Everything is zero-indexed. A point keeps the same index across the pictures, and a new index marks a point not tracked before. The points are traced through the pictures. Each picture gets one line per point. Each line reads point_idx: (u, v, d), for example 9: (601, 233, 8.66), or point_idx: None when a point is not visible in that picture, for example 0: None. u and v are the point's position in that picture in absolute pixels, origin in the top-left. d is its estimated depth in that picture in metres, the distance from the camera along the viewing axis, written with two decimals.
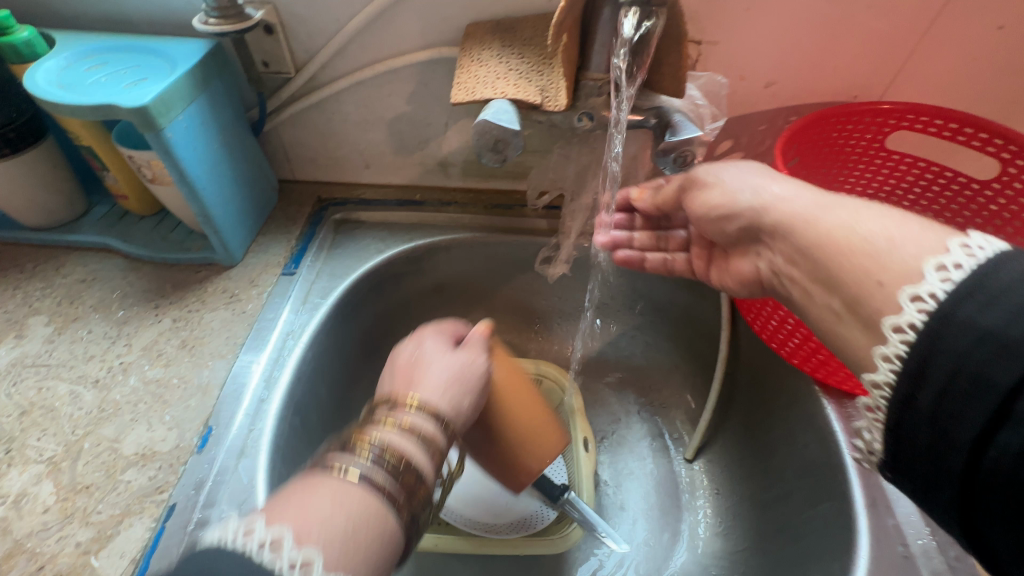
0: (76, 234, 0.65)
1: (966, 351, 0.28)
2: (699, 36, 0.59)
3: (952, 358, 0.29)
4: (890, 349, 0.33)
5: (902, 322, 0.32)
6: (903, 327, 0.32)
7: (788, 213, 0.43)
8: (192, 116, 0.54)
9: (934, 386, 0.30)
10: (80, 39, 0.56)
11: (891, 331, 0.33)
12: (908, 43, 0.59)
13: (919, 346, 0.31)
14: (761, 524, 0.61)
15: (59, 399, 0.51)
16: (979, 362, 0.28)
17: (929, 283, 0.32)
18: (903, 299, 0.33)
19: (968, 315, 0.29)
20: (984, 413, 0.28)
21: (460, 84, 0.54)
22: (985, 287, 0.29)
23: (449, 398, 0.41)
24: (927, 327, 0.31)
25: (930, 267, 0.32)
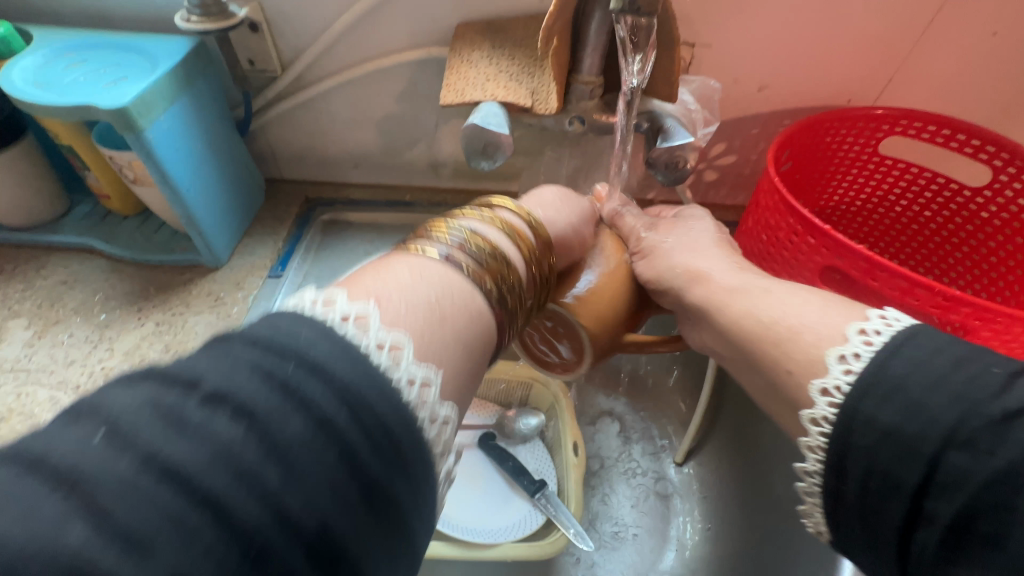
0: (57, 234, 0.64)
1: (875, 449, 0.28)
2: (692, 38, 0.58)
3: (863, 455, 0.29)
4: (817, 410, 0.31)
5: (818, 415, 0.31)
6: (830, 392, 0.31)
7: (708, 312, 0.40)
8: (175, 116, 0.53)
9: (854, 478, 0.29)
10: (58, 36, 0.54)
11: (820, 397, 0.31)
12: (901, 49, 0.58)
13: (834, 441, 0.30)
14: (749, 529, 0.61)
15: (39, 406, 0.50)
16: (887, 461, 0.28)
17: (853, 343, 0.31)
18: (830, 360, 0.32)
19: (872, 413, 0.29)
20: (901, 511, 0.28)
21: (449, 85, 0.53)
22: (882, 379, 0.29)
23: (556, 220, 0.42)
24: (840, 419, 0.30)
25: (834, 357, 0.31)
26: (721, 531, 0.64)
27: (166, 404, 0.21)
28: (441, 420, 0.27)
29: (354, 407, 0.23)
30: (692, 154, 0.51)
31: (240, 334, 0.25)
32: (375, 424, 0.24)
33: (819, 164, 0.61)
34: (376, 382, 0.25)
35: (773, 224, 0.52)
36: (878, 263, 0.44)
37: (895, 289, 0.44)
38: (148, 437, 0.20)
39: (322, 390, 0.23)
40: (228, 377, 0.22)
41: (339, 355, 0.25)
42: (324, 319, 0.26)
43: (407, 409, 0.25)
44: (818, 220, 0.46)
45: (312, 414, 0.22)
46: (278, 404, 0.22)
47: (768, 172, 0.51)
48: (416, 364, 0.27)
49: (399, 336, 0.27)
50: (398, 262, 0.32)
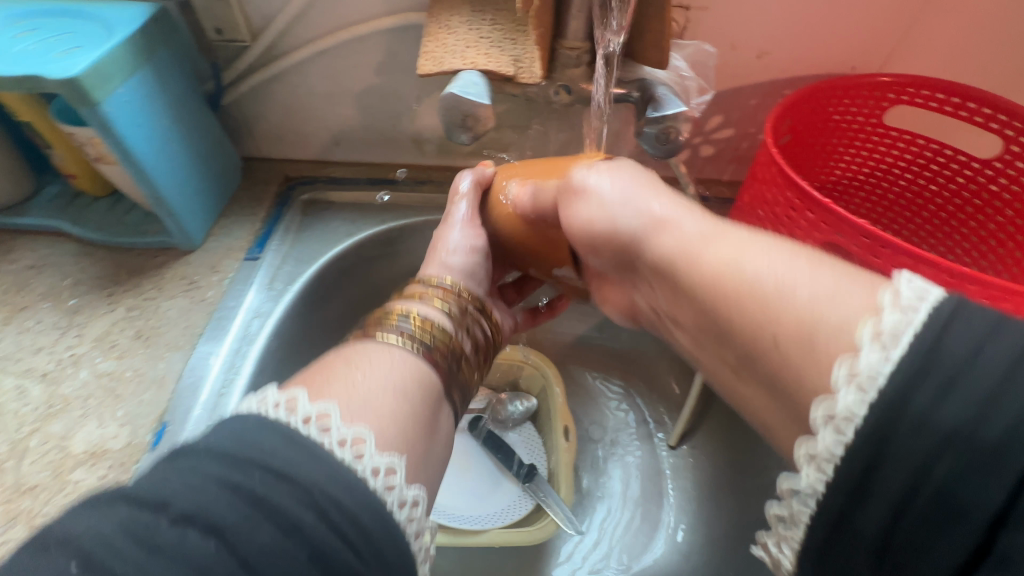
0: (23, 217, 0.61)
1: (946, 475, 0.22)
2: (687, 1, 0.55)
3: (906, 471, 0.22)
4: (820, 445, 0.26)
5: (836, 409, 0.25)
6: (834, 413, 0.25)
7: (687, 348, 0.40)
8: (134, 89, 0.50)
9: (884, 501, 0.23)
10: (7, 3, 0.50)
11: (823, 421, 0.26)
12: (910, 11, 0.55)
13: (862, 441, 0.23)
14: (741, 512, 0.60)
15: (5, 395, 0.49)
16: (939, 507, 0.22)
17: (865, 356, 0.25)
18: (838, 378, 0.26)
19: (923, 412, 0.22)
20: (960, 544, 0.22)
21: (426, 53, 0.50)
22: (931, 369, 0.23)
23: (463, 266, 0.47)
24: (871, 420, 0.23)
25: (866, 335, 0.26)
26: (712, 515, 0.63)
27: (139, 530, 0.22)
28: (408, 503, 0.29)
29: (323, 510, 0.25)
30: (684, 125, 0.48)
31: (202, 448, 0.26)
32: (341, 519, 0.25)
33: (819, 137, 0.58)
34: (342, 482, 0.26)
35: (770, 200, 0.49)
36: (880, 239, 0.41)
37: (898, 266, 0.41)
38: (123, 567, 0.20)
39: (283, 490, 0.24)
40: (196, 497, 0.23)
41: (304, 462, 0.26)
42: (288, 425, 0.28)
43: (374, 500, 0.27)
44: (817, 194, 0.43)
45: (282, 523, 0.23)
46: (244, 515, 0.23)
47: (766, 143, 0.48)
48: (346, 426, 0.29)
49: (360, 431, 0.29)
50: (354, 355, 0.35)
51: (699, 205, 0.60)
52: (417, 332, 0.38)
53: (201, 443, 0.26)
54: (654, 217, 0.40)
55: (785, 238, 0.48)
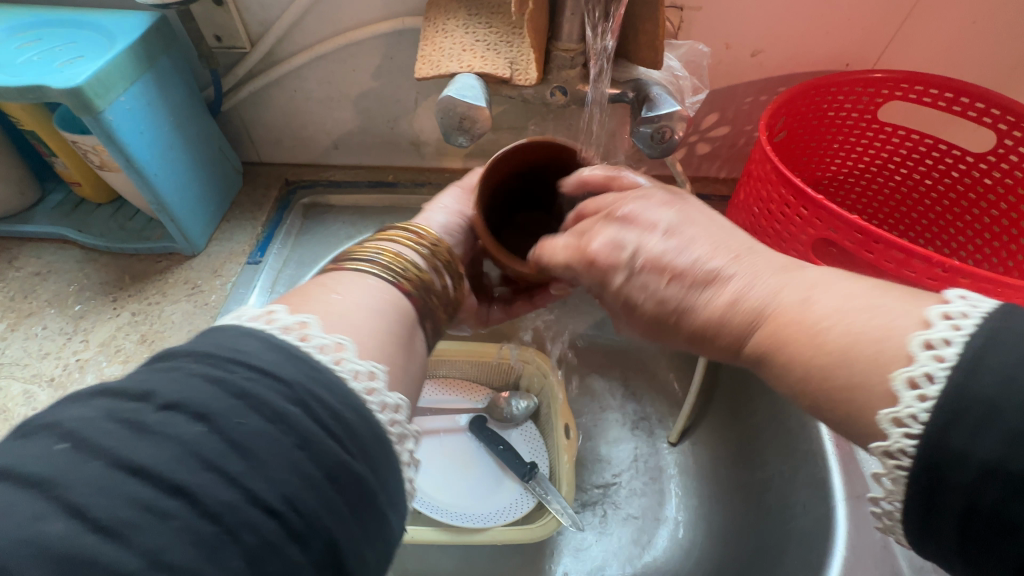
0: (28, 224, 0.62)
1: (988, 448, 0.21)
2: (680, 1, 0.55)
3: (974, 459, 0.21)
4: (890, 442, 0.24)
5: (914, 376, 0.24)
6: (918, 384, 0.23)
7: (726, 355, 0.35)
8: (136, 97, 0.51)
9: (951, 514, 0.23)
10: (11, 15, 0.51)
11: (891, 426, 0.24)
12: (902, 7, 0.55)
13: (929, 442, 0.23)
14: (741, 508, 0.61)
15: (13, 400, 0.49)
16: (1002, 494, 0.21)
17: (939, 329, 0.24)
18: (912, 348, 0.24)
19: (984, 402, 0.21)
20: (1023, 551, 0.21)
21: (423, 57, 0.51)
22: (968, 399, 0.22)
23: (446, 223, 0.46)
24: (937, 421, 0.22)
25: (935, 317, 0.25)
26: (713, 510, 0.64)
27: (130, 419, 0.21)
28: (390, 406, 0.28)
29: (306, 402, 0.24)
30: (680, 125, 0.48)
31: (183, 351, 0.25)
32: (327, 415, 0.24)
33: (812, 133, 0.58)
34: (321, 380, 0.25)
35: (764, 197, 0.49)
36: (873, 235, 0.41)
37: (891, 260, 0.42)
38: (114, 444, 0.21)
39: (267, 385, 0.24)
40: (182, 389, 0.23)
41: (281, 360, 0.25)
42: (268, 331, 0.27)
43: (355, 398, 0.26)
44: (811, 191, 0.44)
45: (265, 412, 0.23)
46: (229, 406, 0.22)
47: (760, 141, 0.49)
48: (326, 335, 0.28)
49: (373, 366, 0.28)
50: (335, 278, 0.35)
51: None
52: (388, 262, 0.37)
53: (186, 345, 0.25)
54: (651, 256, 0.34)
55: (780, 235, 0.49)
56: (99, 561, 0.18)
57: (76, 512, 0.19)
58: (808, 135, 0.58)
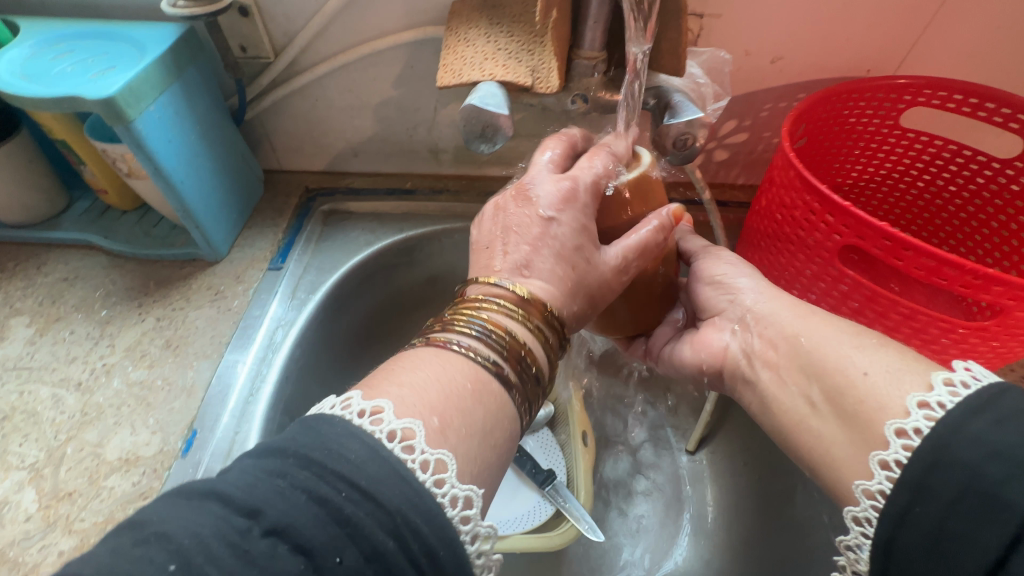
0: (56, 231, 0.63)
1: (981, 465, 0.27)
2: (700, 9, 0.55)
3: (964, 470, 0.27)
4: (875, 482, 0.32)
5: (908, 427, 0.31)
6: (907, 434, 0.31)
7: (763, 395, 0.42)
8: (165, 106, 0.52)
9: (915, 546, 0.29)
10: (44, 27, 0.53)
11: (880, 467, 0.32)
12: (925, 13, 0.55)
13: (904, 480, 0.30)
14: (763, 519, 0.59)
15: (41, 404, 0.50)
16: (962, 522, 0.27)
17: (914, 418, 0.31)
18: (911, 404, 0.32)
19: (979, 431, 0.28)
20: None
21: (445, 66, 0.51)
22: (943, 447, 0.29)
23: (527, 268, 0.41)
24: (912, 463, 0.30)
25: (915, 403, 0.31)
26: (733, 521, 0.63)
27: (239, 543, 0.23)
28: (460, 501, 0.28)
29: (402, 536, 0.26)
30: (701, 132, 0.48)
31: (292, 452, 0.27)
32: (418, 548, 0.26)
33: (832, 139, 0.58)
34: (419, 508, 0.27)
35: (787, 204, 0.49)
36: (902, 241, 0.41)
37: (919, 268, 0.41)
38: (221, 573, 0.22)
39: (354, 502, 0.26)
40: (287, 510, 0.25)
41: (369, 464, 0.27)
42: (371, 435, 0.28)
43: (449, 529, 0.27)
44: (836, 197, 0.43)
45: (365, 547, 0.25)
46: (331, 536, 0.24)
47: (783, 148, 0.48)
48: (395, 420, 0.29)
49: (442, 454, 0.29)
50: (423, 360, 0.34)
51: (714, 209, 0.61)
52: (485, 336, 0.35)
53: (284, 443, 0.28)
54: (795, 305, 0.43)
55: (803, 242, 0.48)
56: None
57: None
58: (828, 141, 0.58)
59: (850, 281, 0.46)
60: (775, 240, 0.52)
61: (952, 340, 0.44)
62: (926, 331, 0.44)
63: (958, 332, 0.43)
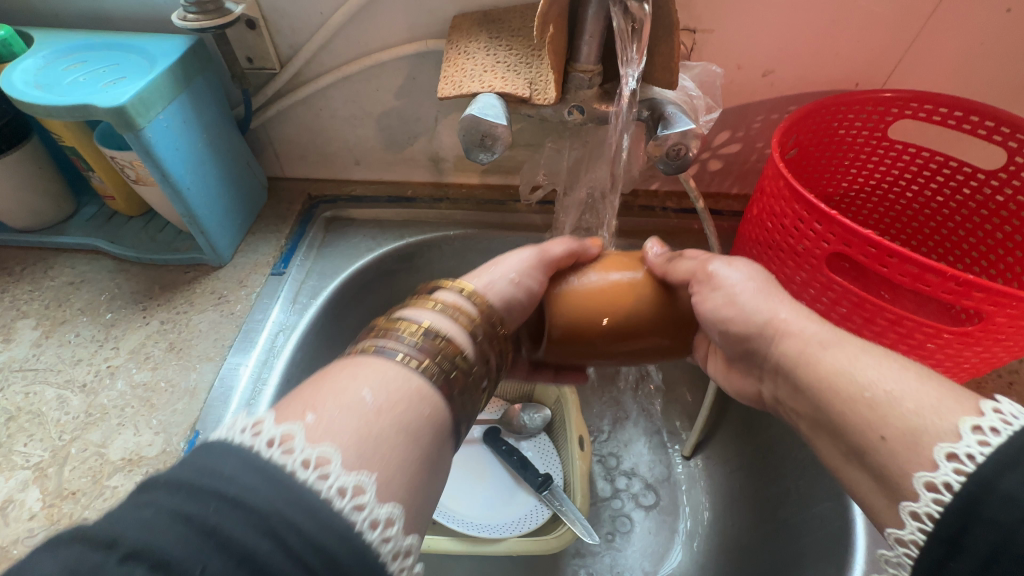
0: (63, 236, 0.64)
1: (1017, 531, 0.25)
2: (693, 25, 0.57)
3: (997, 532, 0.26)
4: (905, 533, 0.31)
5: (937, 481, 0.29)
6: (937, 488, 0.29)
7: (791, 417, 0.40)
8: (173, 115, 0.53)
9: None
10: (58, 39, 0.54)
11: (909, 518, 0.30)
12: (910, 29, 0.56)
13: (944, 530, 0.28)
14: (757, 523, 0.60)
15: (46, 404, 0.51)
16: None
17: (943, 471, 0.29)
18: (938, 457, 0.29)
19: (1011, 489, 0.26)
20: None
21: (446, 78, 0.53)
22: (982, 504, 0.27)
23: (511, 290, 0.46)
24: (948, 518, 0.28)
25: (966, 427, 0.29)
26: (728, 525, 0.63)
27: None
28: (381, 523, 0.26)
29: (276, 534, 0.23)
30: (694, 142, 0.49)
31: (161, 480, 0.24)
32: (300, 545, 0.23)
33: (821, 150, 0.60)
34: (301, 507, 0.24)
35: (778, 213, 0.51)
36: (887, 249, 0.42)
37: (904, 274, 0.42)
38: None
39: (253, 529, 0.22)
40: (143, 532, 0.21)
41: (259, 483, 0.25)
42: (280, 467, 0.26)
43: (338, 523, 0.25)
44: (823, 206, 0.45)
45: (232, 553, 0.22)
46: (195, 547, 0.21)
47: (773, 158, 0.50)
48: (309, 446, 0.27)
49: (361, 478, 0.27)
50: (352, 365, 0.33)
51: (708, 217, 0.62)
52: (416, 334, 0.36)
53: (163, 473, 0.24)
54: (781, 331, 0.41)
55: (793, 249, 0.50)
56: None
57: None
58: (817, 152, 0.60)
59: (838, 288, 0.47)
60: (767, 248, 0.53)
61: (937, 345, 0.45)
62: (912, 336, 0.46)
63: (944, 338, 0.44)
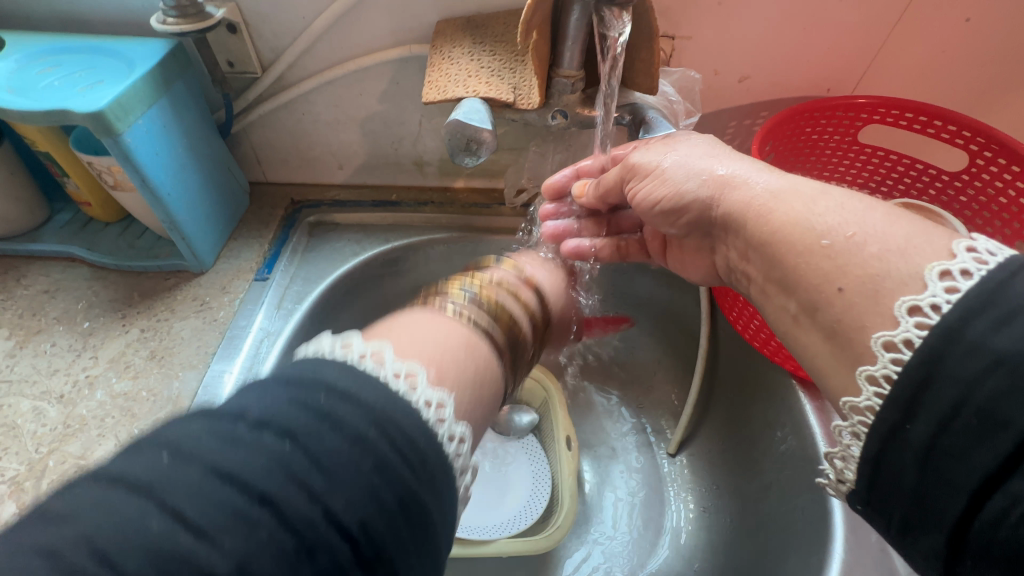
0: (36, 243, 0.63)
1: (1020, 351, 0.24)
2: (672, 31, 0.59)
3: (959, 385, 0.26)
4: (878, 369, 0.30)
5: (897, 339, 0.29)
6: (924, 310, 0.28)
7: (744, 200, 0.40)
8: (153, 119, 0.52)
9: (909, 450, 0.28)
10: (33, 41, 0.53)
11: (907, 314, 0.29)
12: (877, 39, 0.59)
13: (915, 371, 0.27)
14: (742, 519, 0.61)
15: (22, 416, 0.50)
16: (990, 396, 0.25)
17: (961, 259, 0.29)
18: (929, 276, 0.29)
19: (979, 338, 0.25)
20: (992, 456, 0.25)
21: (431, 83, 0.53)
22: (994, 302, 0.26)
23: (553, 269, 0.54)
24: (931, 340, 0.27)
25: (960, 249, 0.29)
26: (713, 520, 0.64)
27: (244, 512, 0.22)
28: (457, 437, 0.30)
29: (383, 427, 0.26)
30: None
31: (261, 381, 0.28)
32: (404, 446, 0.26)
33: (796, 154, 0.62)
34: (397, 412, 0.27)
35: None
36: None
37: None
38: (206, 453, 0.23)
39: (354, 410, 0.26)
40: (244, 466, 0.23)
41: (365, 386, 0.28)
42: (375, 373, 0.29)
43: (426, 425, 0.28)
44: None
45: (345, 432, 0.25)
46: (315, 426, 0.25)
47: None
48: (432, 391, 0.30)
49: (442, 396, 0.31)
50: (412, 318, 0.39)
51: None
52: (479, 312, 0.41)
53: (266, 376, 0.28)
54: (716, 179, 0.43)
55: None
56: (194, 559, 0.20)
57: (173, 514, 0.21)
58: (792, 156, 0.62)
59: None
60: None
61: None
62: None
63: None
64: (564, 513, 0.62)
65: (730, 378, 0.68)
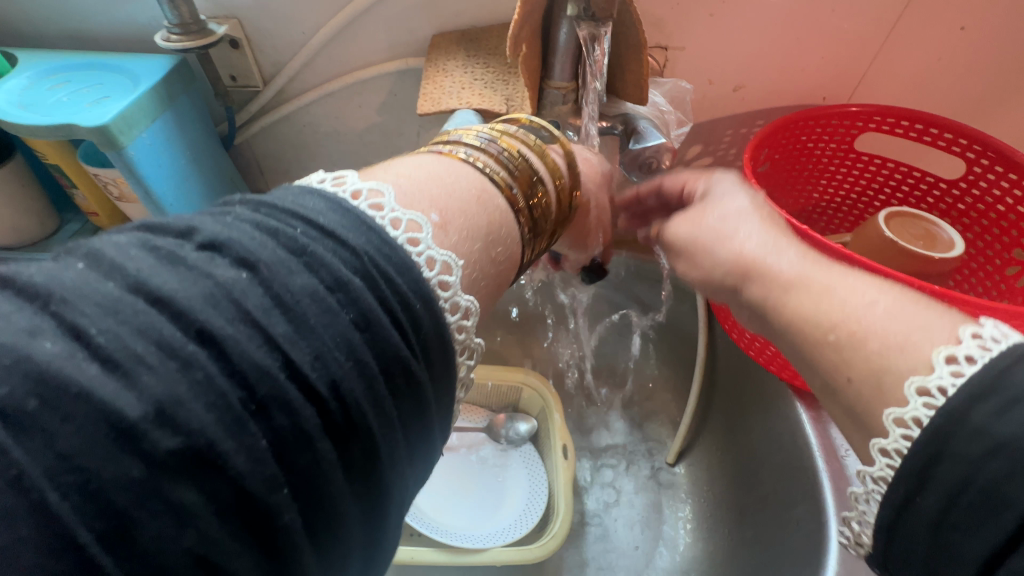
0: (45, 252, 0.65)
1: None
2: (665, 42, 0.59)
3: (961, 464, 0.24)
4: (888, 443, 0.28)
5: (906, 416, 0.27)
6: (930, 392, 0.27)
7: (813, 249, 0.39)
8: (156, 132, 0.54)
9: (913, 525, 0.27)
10: (45, 58, 0.56)
11: (914, 394, 0.27)
12: (871, 48, 0.59)
13: (920, 448, 0.26)
14: (739, 530, 0.61)
15: None
16: (992, 480, 0.23)
17: (965, 345, 0.27)
18: (936, 360, 0.27)
19: (983, 422, 0.24)
20: (993, 540, 0.23)
21: (425, 95, 0.54)
22: (1002, 385, 0.24)
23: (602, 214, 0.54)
24: (936, 420, 0.26)
25: (966, 333, 0.27)
26: (711, 531, 0.64)
27: (179, 345, 0.19)
28: (460, 308, 0.29)
29: (366, 274, 0.24)
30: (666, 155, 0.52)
31: (239, 201, 0.26)
32: (385, 288, 0.25)
33: (792, 162, 0.62)
34: (390, 257, 0.26)
35: None
36: (855, 261, 0.43)
37: None
38: (142, 269, 0.21)
39: (336, 257, 0.24)
40: (190, 291, 0.21)
41: (350, 227, 0.26)
42: (373, 217, 0.27)
43: (421, 281, 0.26)
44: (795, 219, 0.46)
45: (320, 273, 0.23)
46: (281, 260, 0.23)
47: (746, 176, 0.51)
48: (431, 244, 0.28)
49: (446, 258, 0.29)
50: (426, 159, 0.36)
51: None
52: (493, 158, 0.37)
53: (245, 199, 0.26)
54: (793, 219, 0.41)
55: None
56: (94, 394, 0.18)
57: (74, 334, 0.18)
58: (788, 164, 0.62)
59: None
60: None
61: None
62: None
63: None
64: (559, 522, 0.61)
65: (728, 387, 0.68)
